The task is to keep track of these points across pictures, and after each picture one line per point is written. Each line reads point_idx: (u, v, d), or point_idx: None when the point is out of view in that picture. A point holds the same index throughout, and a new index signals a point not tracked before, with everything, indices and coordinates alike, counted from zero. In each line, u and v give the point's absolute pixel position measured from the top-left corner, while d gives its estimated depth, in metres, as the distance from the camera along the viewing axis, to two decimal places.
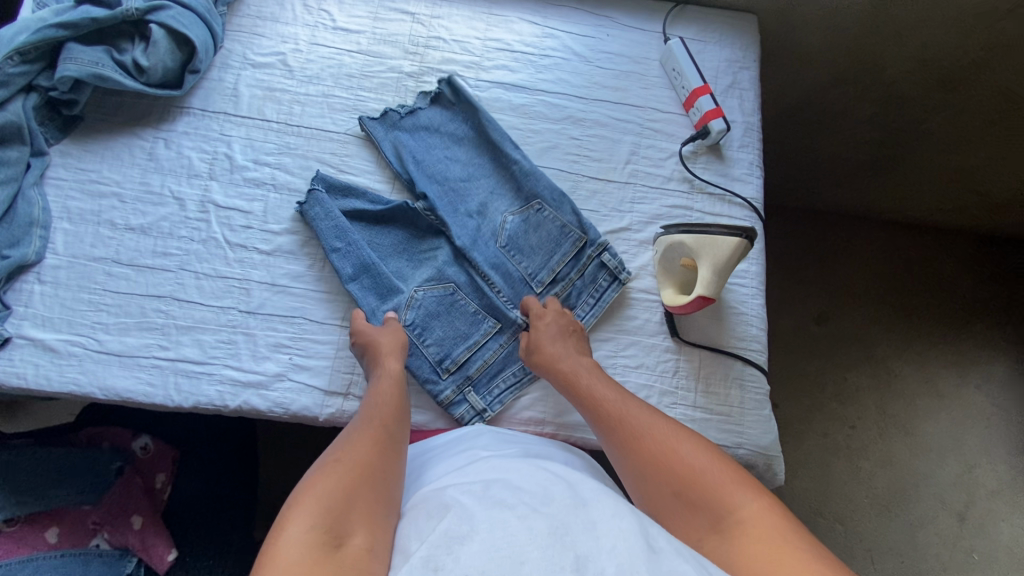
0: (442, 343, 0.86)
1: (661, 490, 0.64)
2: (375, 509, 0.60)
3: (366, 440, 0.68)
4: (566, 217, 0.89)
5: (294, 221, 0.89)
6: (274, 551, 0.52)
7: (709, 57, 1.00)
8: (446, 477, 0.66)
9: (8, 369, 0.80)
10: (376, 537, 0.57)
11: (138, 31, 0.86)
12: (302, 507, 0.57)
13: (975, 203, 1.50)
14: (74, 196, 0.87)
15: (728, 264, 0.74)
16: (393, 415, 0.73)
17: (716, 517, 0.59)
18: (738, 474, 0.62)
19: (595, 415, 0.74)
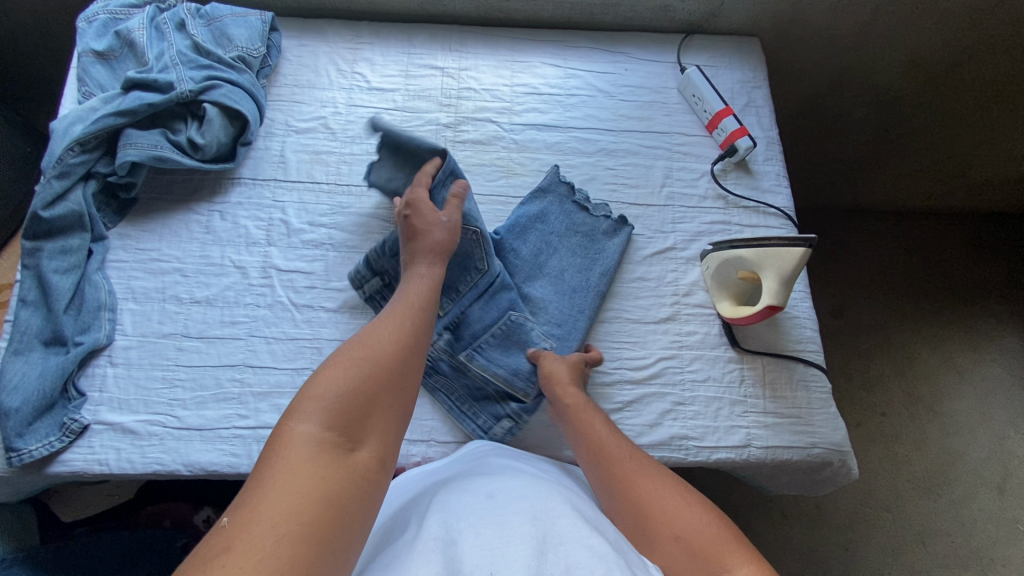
0: None
1: (659, 532, 0.61)
2: (387, 418, 0.62)
3: (389, 336, 0.67)
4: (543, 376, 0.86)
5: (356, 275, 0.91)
6: (285, 439, 0.55)
7: (723, 80, 1.06)
8: (459, 480, 0.70)
9: (90, 457, 0.79)
10: (383, 449, 0.60)
11: (189, 110, 0.89)
12: (317, 405, 0.58)
13: (969, 185, 1.60)
14: (137, 275, 0.88)
15: (794, 275, 0.78)
16: (418, 319, 0.71)
17: (711, 573, 0.56)
18: (738, 537, 0.59)
19: (595, 454, 0.72)
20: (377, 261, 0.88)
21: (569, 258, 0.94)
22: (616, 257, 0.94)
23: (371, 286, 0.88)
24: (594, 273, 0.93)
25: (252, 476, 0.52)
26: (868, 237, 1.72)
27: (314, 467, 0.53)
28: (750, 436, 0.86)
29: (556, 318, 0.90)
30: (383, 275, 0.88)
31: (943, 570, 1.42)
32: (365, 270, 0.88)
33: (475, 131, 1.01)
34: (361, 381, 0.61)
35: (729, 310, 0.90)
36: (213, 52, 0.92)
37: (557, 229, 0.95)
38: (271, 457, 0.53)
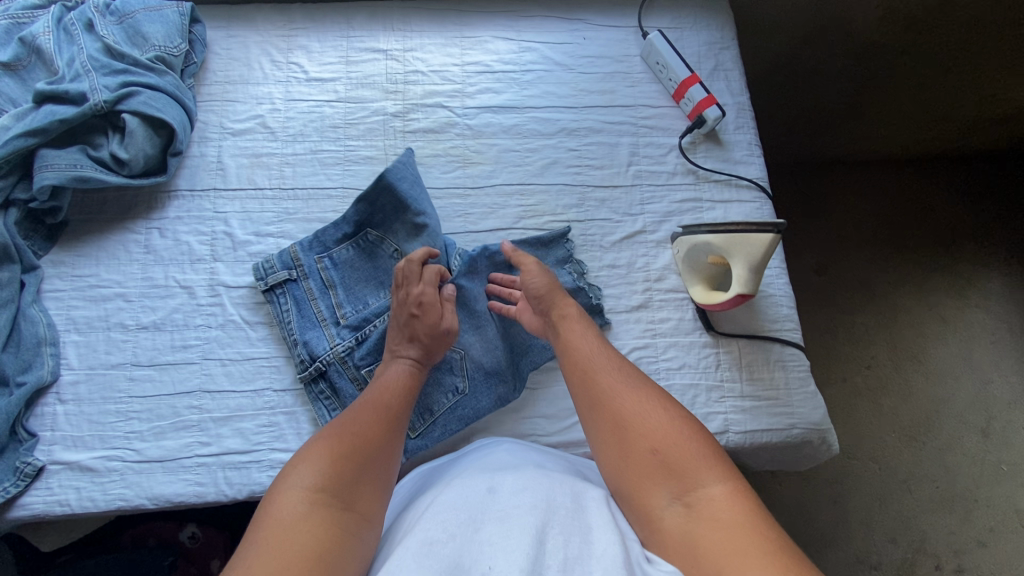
0: (343, 264, 0.87)
1: (639, 450, 0.66)
2: (375, 474, 0.65)
3: (376, 404, 0.71)
4: (440, 416, 0.82)
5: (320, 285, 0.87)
6: (278, 503, 0.60)
7: (688, 43, 0.99)
8: (459, 473, 0.71)
9: (50, 499, 0.77)
10: (374, 506, 0.64)
11: (109, 122, 0.81)
12: (305, 467, 0.62)
13: (950, 128, 1.56)
14: (77, 304, 0.83)
15: (764, 261, 0.71)
16: (403, 388, 0.74)
17: (684, 489, 0.63)
18: (713, 454, 0.65)
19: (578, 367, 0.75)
20: (295, 254, 0.85)
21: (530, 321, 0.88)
22: None
23: (276, 278, 0.84)
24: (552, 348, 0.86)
25: (246, 539, 0.57)
26: (852, 189, 1.68)
27: (304, 528, 0.57)
28: (728, 421, 0.85)
29: (482, 365, 0.84)
30: (295, 268, 0.85)
31: (929, 514, 1.45)
32: (278, 262, 0.85)
33: (426, 119, 0.94)
34: (346, 443, 0.65)
35: (702, 295, 0.87)
36: (128, 54, 0.83)
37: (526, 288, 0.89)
38: (266, 521, 0.58)
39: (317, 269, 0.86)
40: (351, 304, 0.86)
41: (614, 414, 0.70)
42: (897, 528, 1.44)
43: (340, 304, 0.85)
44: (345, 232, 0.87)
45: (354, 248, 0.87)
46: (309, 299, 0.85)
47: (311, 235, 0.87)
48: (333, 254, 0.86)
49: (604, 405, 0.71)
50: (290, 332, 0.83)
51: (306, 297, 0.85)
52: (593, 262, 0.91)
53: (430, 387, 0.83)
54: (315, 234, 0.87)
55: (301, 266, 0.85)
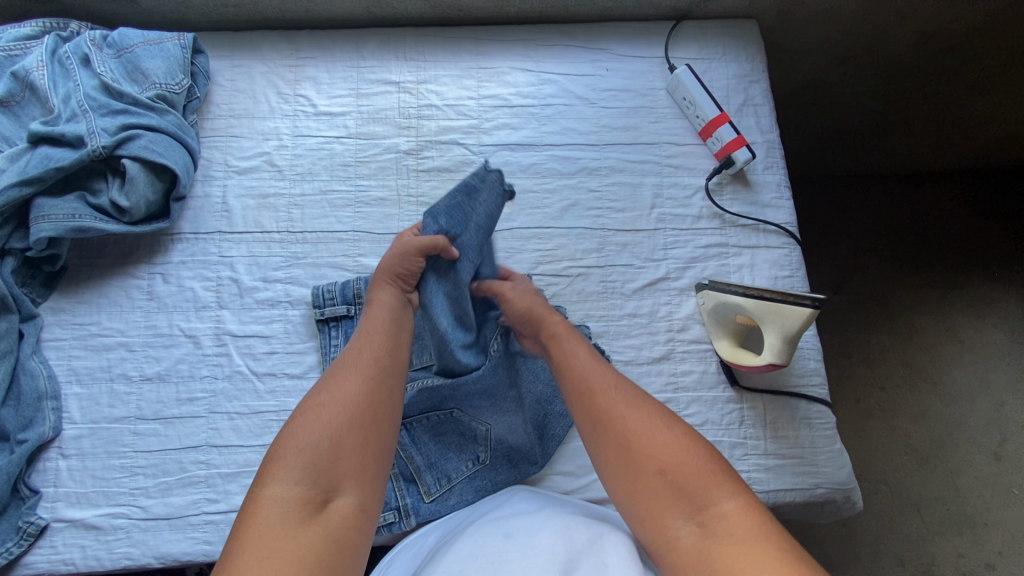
0: None
1: (645, 471, 0.63)
2: (362, 456, 0.61)
3: (357, 371, 0.65)
4: (457, 481, 0.79)
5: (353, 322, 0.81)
6: (258, 503, 0.56)
7: (717, 76, 0.94)
8: (473, 524, 0.70)
9: (54, 558, 0.75)
10: (359, 491, 0.60)
11: (108, 166, 0.77)
12: (283, 466, 0.58)
13: (973, 147, 1.51)
14: (78, 354, 0.80)
15: (800, 336, 0.67)
16: (385, 347, 0.69)
17: (695, 508, 0.60)
18: (722, 468, 0.62)
19: (572, 378, 0.71)
20: (358, 290, 0.81)
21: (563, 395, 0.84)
22: None
23: (333, 312, 0.81)
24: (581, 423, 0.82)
25: (229, 543, 0.54)
26: (871, 207, 1.63)
27: (284, 531, 0.54)
28: (751, 480, 0.82)
29: (505, 442, 0.80)
30: (354, 305, 0.81)
31: (939, 538, 1.43)
32: (340, 295, 0.82)
33: (441, 156, 0.89)
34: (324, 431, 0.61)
35: (728, 351, 0.82)
36: (126, 93, 0.78)
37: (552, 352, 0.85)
38: (247, 527, 0.55)
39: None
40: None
41: (617, 426, 0.65)
42: (906, 551, 1.42)
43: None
44: None
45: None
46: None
47: None
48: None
49: (605, 422, 0.66)
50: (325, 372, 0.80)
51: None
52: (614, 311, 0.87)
53: (452, 451, 0.80)
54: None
55: (362, 304, 0.81)
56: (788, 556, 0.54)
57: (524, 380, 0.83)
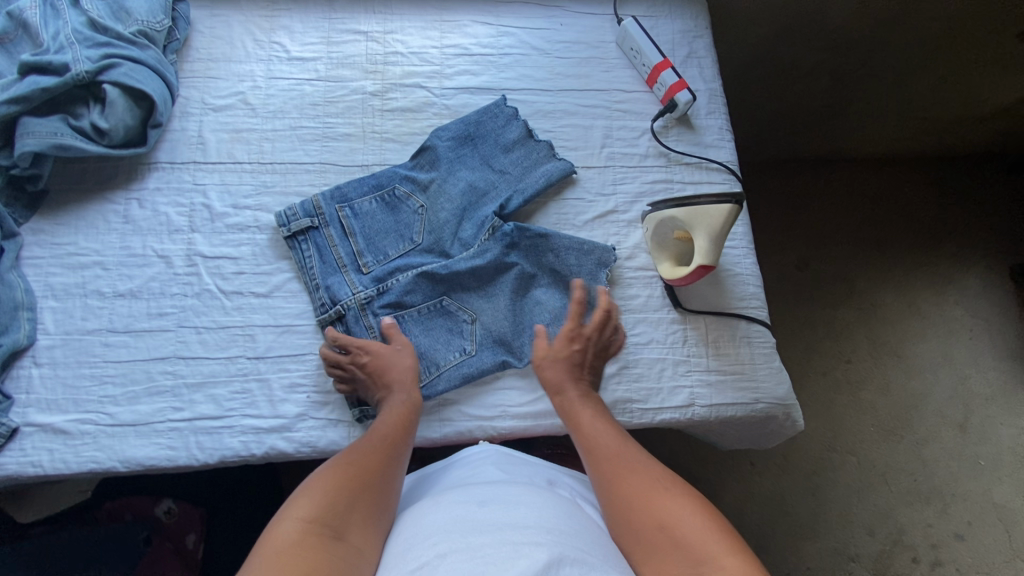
0: (373, 217, 0.90)
1: (647, 526, 0.63)
2: (371, 509, 0.65)
3: (374, 444, 0.71)
4: (446, 370, 0.85)
5: (338, 231, 0.89)
6: (274, 533, 0.58)
7: (663, 30, 1.02)
8: (447, 491, 0.70)
9: (22, 460, 0.78)
10: (366, 540, 0.61)
11: (90, 93, 0.83)
12: (307, 500, 0.62)
13: (926, 127, 1.59)
14: (55, 271, 0.84)
15: (724, 232, 0.73)
16: (399, 424, 0.75)
17: (693, 560, 0.58)
18: (722, 525, 0.61)
19: (592, 446, 0.74)
20: (317, 203, 0.89)
21: (547, 294, 0.90)
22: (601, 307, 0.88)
23: (298, 226, 0.87)
24: (553, 330, 0.88)
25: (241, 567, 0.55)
26: (825, 189, 1.71)
27: (297, 553, 0.56)
28: (694, 395, 0.87)
29: (489, 331, 0.88)
30: (317, 216, 0.88)
31: (907, 507, 1.46)
32: (300, 210, 0.88)
33: (405, 98, 0.96)
34: (343, 480, 0.65)
35: (668, 270, 0.87)
36: (111, 28, 0.85)
37: (542, 257, 0.91)
38: (260, 549, 0.56)
39: (339, 217, 0.89)
40: (371, 253, 0.89)
41: (630, 484, 0.67)
42: (875, 520, 1.45)
43: (360, 252, 0.89)
44: (372, 185, 0.91)
45: (409, 183, 0.92)
46: (331, 245, 0.88)
47: (335, 187, 0.91)
48: (354, 205, 0.90)
49: (619, 477, 0.69)
50: (313, 272, 0.87)
51: (327, 244, 0.88)
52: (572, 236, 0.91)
53: (439, 343, 0.87)
54: (338, 185, 0.90)
55: (323, 215, 0.89)
56: None
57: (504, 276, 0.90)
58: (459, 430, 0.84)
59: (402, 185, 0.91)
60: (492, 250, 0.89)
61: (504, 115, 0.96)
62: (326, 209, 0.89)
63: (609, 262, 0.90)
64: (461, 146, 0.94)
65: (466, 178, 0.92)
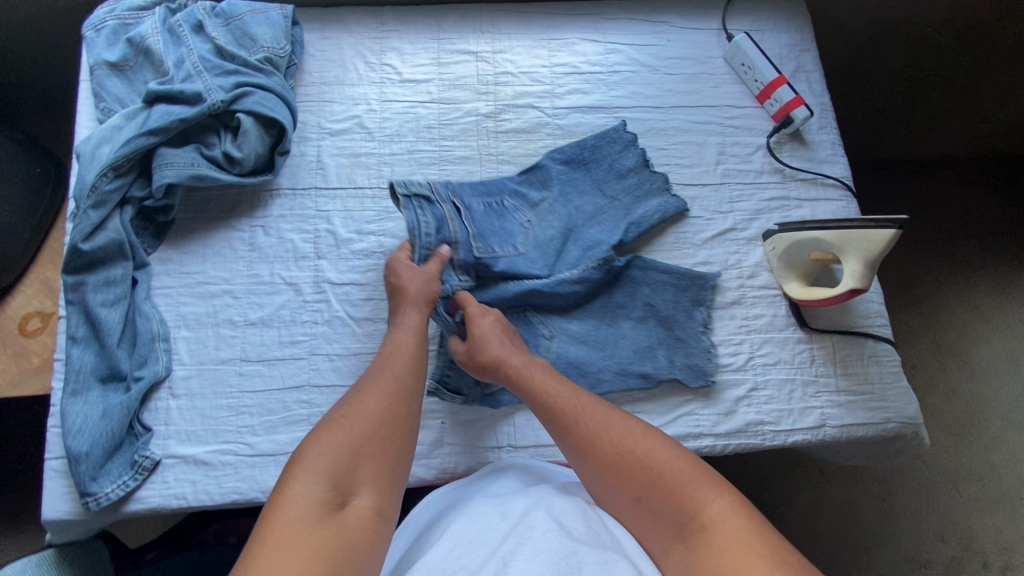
0: (485, 211, 0.87)
1: (622, 497, 0.63)
2: (378, 466, 0.62)
3: (378, 391, 0.68)
4: None
5: (450, 211, 0.84)
6: (281, 503, 0.56)
7: (770, 45, 1.02)
8: (471, 501, 0.68)
9: (166, 492, 0.77)
10: (377, 497, 0.60)
11: (221, 122, 0.83)
12: (305, 475, 0.58)
13: (995, 132, 1.54)
14: (186, 300, 0.84)
15: (878, 258, 0.77)
16: (408, 359, 0.73)
17: (677, 525, 0.59)
18: (698, 470, 0.62)
19: (547, 414, 0.70)
20: (437, 184, 0.84)
21: (634, 328, 0.89)
22: (696, 341, 0.87)
23: (417, 191, 0.83)
24: (632, 369, 0.85)
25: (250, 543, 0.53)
26: (910, 188, 1.61)
27: (308, 528, 0.54)
28: (825, 416, 0.86)
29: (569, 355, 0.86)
30: (435, 192, 0.84)
31: (978, 514, 1.37)
32: (420, 182, 0.84)
33: (518, 119, 0.96)
34: (343, 438, 0.62)
35: (799, 291, 0.87)
36: (238, 56, 0.85)
37: (637, 291, 0.90)
38: (269, 521, 0.54)
39: (453, 203, 0.84)
40: (482, 240, 0.84)
41: (591, 455, 0.65)
42: (946, 526, 1.36)
43: (471, 235, 0.83)
44: (489, 189, 0.89)
45: (519, 197, 0.91)
46: (447, 225, 0.83)
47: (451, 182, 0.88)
48: (467, 202, 0.86)
49: (580, 446, 0.66)
50: (418, 237, 0.82)
51: (444, 218, 0.83)
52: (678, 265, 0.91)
53: None
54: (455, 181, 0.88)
55: (442, 195, 0.84)
56: (767, 564, 0.53)
57: (594, 301, 0.90)
58: None
59: (512, 197, 0.90)
60: (593, 278, 0.87)
61: (622, 141, 0.95)
62: (443, 192, 0.84)
63: (705, 301, 0.89)
64: (574, 168, 0.94)
65: (575, 203, 0.92)
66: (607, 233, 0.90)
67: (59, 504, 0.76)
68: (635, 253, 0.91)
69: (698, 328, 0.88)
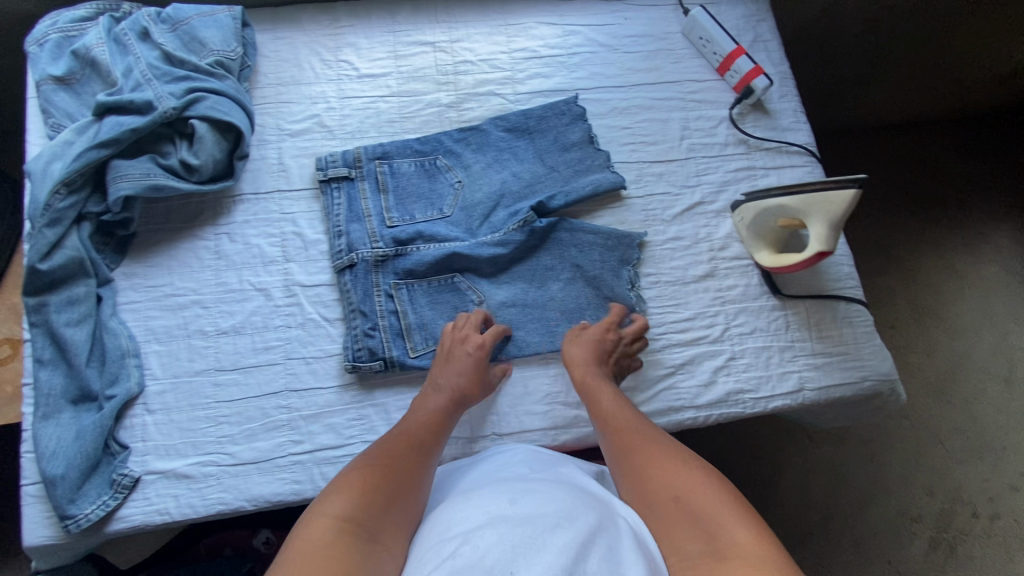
0: (408, 177, 0.90)
1: (662, 497, 0.63)
2: (398, 507, 0.62)
3: (402, 442, 0.70)
4: None
5: (368, 185, 0.89)
6: (306, 529, 0.57)
7: (727, 17, 1.02)
8: (480, 485, 0.67)
9: (149, 509, 0.76)
10: (396, 535, 0.60)
11: (175, 130, 0.81)
12: (339, 496, 0.60)
13: (955, 91, 1.56)
14: (154, 314, 0.83)
15: (841, 219, 0.77)
16: (432, 421, 0.74)
17: (708, 534, 0.57)
18: (741, 506, 0.60)
19: (613, 421, 0.74)
20: (358, 155, 0.89)
21: (563, 289, 0.89)
22: (624, 295, 0.88)
23: (335, 173, 0.88)
24: (560, 330, 0.87)
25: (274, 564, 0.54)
26: (873, 155, 1.63)
27: (332, 550, 0.54)
28: (803, 379, 0.87)
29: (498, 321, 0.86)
30: (355, 168, 0.89)
31: (964, 464, 1.40)
32: (341, 158, 0.89)
33: (480, 108, 0.95)
34: (371, 475, 0.64)
35: (769, 260, 0.87)
36: (187, 61, 0.83)
37: (565, 252, 0.90)
38: (293, 544, 0.55)
39: (376, 172, 0.89)
40: (399, 210, 0.88)
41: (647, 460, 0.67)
42: (934, 479, 1.39)
43: (388, 208, 0.88)
44: (416, 149, 0.91)
45: (452, 156, 0.92)
46: (361, 198, 0.88)
47: (375, 144, 0.91)
48: (393, 163, 0.90)
49: (638, 450, 0.69)
50: (335, 210, 0.87)
51: (359, 195, 0.88)
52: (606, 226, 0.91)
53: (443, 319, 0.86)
54: (381, 142, 0.91)
55: (362, 168, 0.89)
56: None
57: (529, 262, 0.90)
58: (577, 436, 0.83)
59: (445, 157, 0.92)
60: (516, 240, 0.88)
61: (571, 115, 0.95)
62: (364, 167, 0.89)
63: (631, 260, 0.89)
64: (516, 136, 0.94)
65: (513, 168, 0.93)
66: (540, 197, 0.91)
67: (39, 529, 0.74)
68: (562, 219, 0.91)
69: (630, 285, 0.88)
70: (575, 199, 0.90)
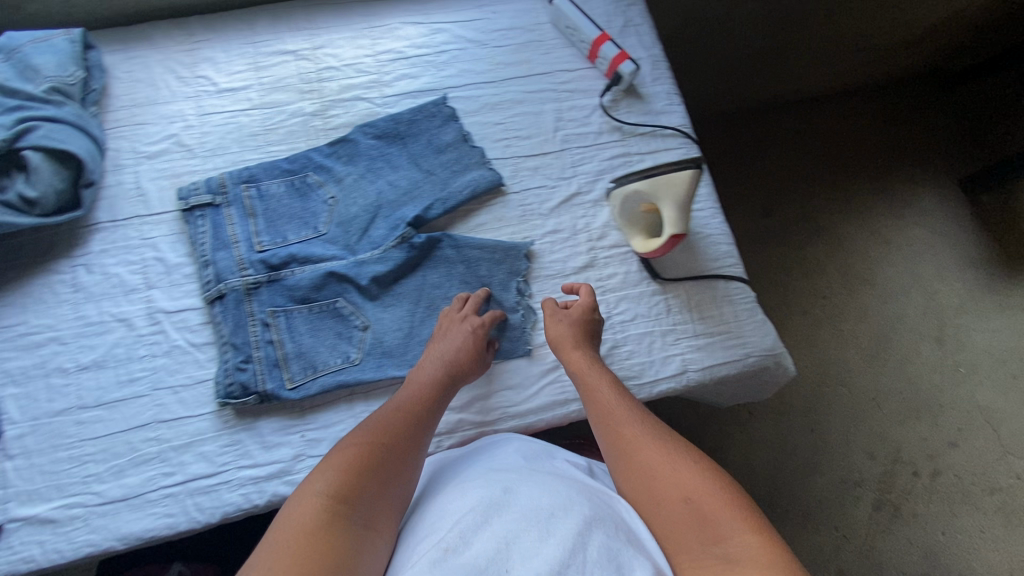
0: (278, 199, 0.87)
1: (670, 496, 0.59)
2: (387, 486, 0.61)
3: (398, 416, 0.68)
4: (334, 364, 0.81)
5: (236, 211, 0.85)
6: (295, 508, 0.56)
7: (596, 4, 1.01)
8: (471, 476, 0.66)
9: (10, 560, 0.72)
10: (384, 513, 0.60)
11: (10, 162, 0.78)
12: (323, 473, 0.59)
13: (860, 60, 1.56)
14: (9, 355, 0.80)
15: (687, 200, 0.78)
16: (426, 395, 0.73)
17: (713, 539, 0.54)
18: (750, 506, 0.56)
19: (609, 411, 0.70)
20: (223, 181, 0.86)
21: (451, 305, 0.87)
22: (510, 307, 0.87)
23: (198, 200, 0.85)
24: None
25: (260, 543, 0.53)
26: (784, 129, 1.65)
27: (319, 531, 0.53)
28: (685, 361, 0.87)
29: (384, 341, 0.84)
30: (220, 194, 0.86)
31: (902, 426, 1.40)
32: (205, 186, 0.86)
33: (346, 113, 0.93)
34: (361, 449, 0.62)
35: (642, 245, 0.88)
36: (20, 90, 0.79)
37: (452, 269, 0.88)
38: (278, 527, 0.54)
39: (243, 196, 0.86)
40: (269, 234, 0.85)
41: (650, 454, 0.63)
42: (871, 443, 1.38)
43: (257, 233, 0.85)
44: (285, 169, 0.89)
45: (323, 173, 0.89)
46: (227, 224, 0.85)
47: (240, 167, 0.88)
48: (261, 185, 0.87)
49: (637, 443, 0.65)
50: (200, 241, 0.84)
51: (225, 222, 0.85)
52: (491, 239, 0.90)
53: (324, 346, 0.82)
54: (248, 166, 0.88)
55: (227, 194, 0.86)
56: None
57: (413, 277, 0.88)
58: (462, 440, 0.81)
59: (315, 173, 0.89)
60: (395, 257, 0.86)
61: (441, 116, 0.94)
62: (230, 193, 0.86)
63: (520, 272, 0.88)
64: (389, 144, 0.92)
65: (388, 178, 0.91)
66: (416, 208, 0.89)
67: None
68: (444, 231, 0.90)
69: (517, 296, 0.87)
70: (451, 207, 0.89)
